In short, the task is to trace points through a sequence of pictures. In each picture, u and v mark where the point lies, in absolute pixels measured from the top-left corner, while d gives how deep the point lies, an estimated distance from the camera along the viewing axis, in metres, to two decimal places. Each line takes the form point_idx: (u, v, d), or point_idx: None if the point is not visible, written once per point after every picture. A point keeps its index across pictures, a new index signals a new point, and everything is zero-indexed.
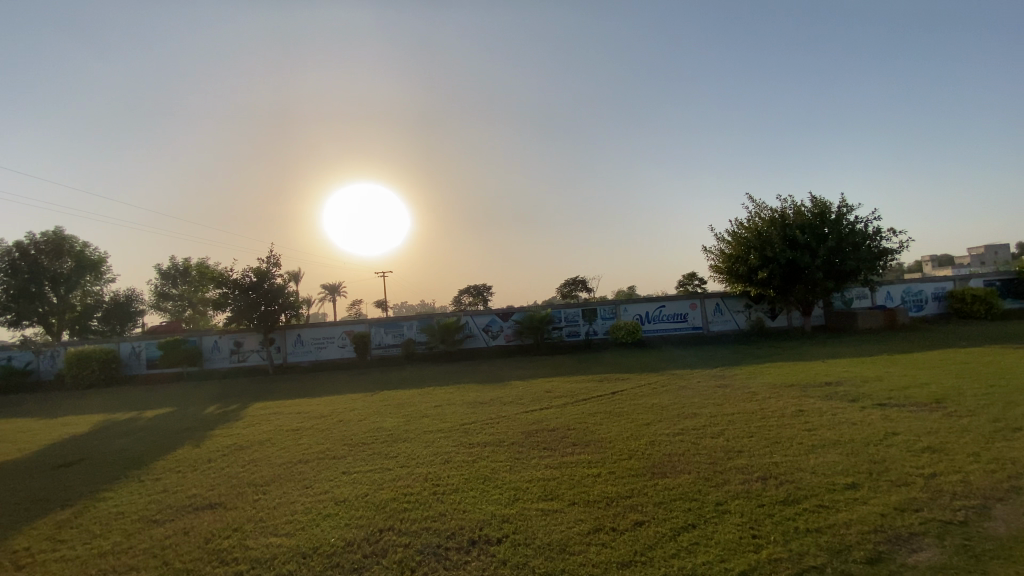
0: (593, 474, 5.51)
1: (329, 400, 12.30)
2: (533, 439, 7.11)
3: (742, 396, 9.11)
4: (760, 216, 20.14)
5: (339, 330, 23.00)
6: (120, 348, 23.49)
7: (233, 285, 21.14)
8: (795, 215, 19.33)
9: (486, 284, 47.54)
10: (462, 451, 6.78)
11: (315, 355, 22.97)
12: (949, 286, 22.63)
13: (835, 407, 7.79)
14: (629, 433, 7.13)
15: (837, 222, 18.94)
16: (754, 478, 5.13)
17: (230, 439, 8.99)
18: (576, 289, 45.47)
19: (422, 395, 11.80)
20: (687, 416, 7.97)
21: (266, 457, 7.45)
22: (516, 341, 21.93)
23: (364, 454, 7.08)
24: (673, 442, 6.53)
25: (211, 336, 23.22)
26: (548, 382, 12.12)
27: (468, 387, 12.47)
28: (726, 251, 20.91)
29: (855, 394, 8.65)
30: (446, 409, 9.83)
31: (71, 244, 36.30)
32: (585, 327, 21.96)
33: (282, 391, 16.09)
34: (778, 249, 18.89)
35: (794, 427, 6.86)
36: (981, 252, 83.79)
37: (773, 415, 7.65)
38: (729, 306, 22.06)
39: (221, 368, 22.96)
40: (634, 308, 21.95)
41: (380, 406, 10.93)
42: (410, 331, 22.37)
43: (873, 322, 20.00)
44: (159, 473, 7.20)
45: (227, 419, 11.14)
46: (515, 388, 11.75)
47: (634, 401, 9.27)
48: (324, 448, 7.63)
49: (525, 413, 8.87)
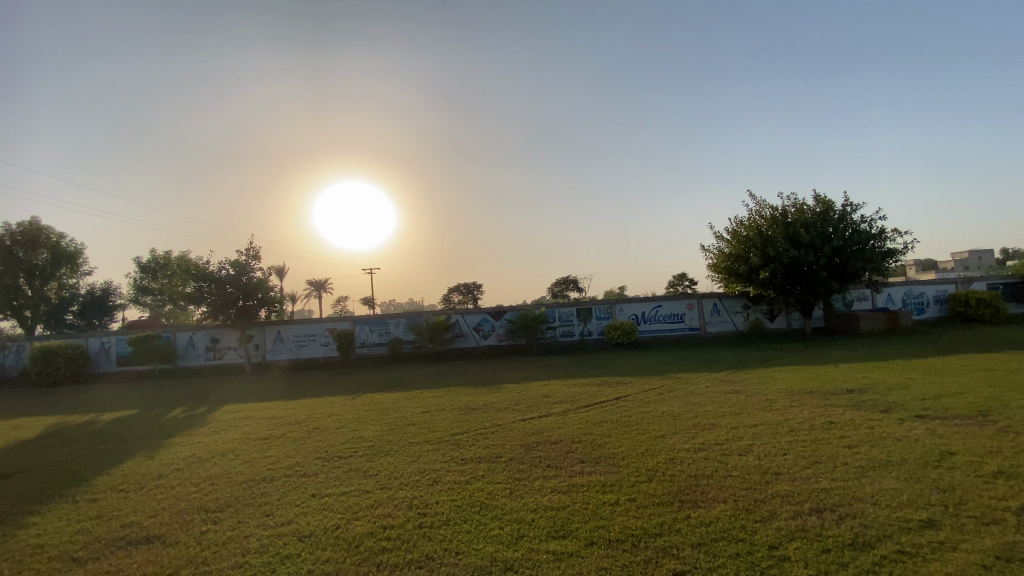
0: (609, 503, 4.60)
1: (308, 403, 11.28)
2: (534, 454, 6.19)
3: (760, 404, 8.31)
4: (761, 214, 19.47)
5: (322, 328, 21.88)
6: (88, 343, 22.11)
7: (209, 278, 19.96)
8: (798, 213, 18.66)
9: (477, 282, 46.54)
10: (453, 468, 5.86)
11: (295, 354, 21.83)
12: (950, 288, 22.26)
13: (869, 420, 7.00)
14: (644, 447, 6.26)
15: (842, 221, 18.30)
16: (806, 511, 4.30)
17: (189, 448, 7.95)
18: (568, 288, 44.72)
19: (408, 398, 10.85)
20: (704, 426, 7.14)
21: (226, 474, 6.44)
22: (508, 341, 21.01)
23: (339, 471, 6.12)
24: (697, 459, 5.68)
25: (185, 332, 21.94)
26: (545, 386, 11.24)
27: (458, 390, 11.53)
28: (726, 249, 20.23)
29: (885, 404, 7.91)
30: (435, 415, 8.91)
31: (48, 234, 34.15)
32: (580, 327, 21.12)
33: (259, 392, 15.02)
34: (781, 247, 18.21)
35: (831, 443, 6.06)
36: (965, 258, 84.87)
37: (802, 427, 6.83)
38: (727, 307, 21.34)
39: (196, 365, 21.77)
40: (631, 308, 21.18)
41: (362, 411, 9.96)
42: (397, 330, 21.36)
43: (876, 325, 19.45)
44: (99, 493, 6.15)
45: (191, 424, 10.04)
46: (509, 392, 10.85)
47: (642, 408, 8.43)
48: (294, 463, 6.65)
49: (523, 421, 7.97)
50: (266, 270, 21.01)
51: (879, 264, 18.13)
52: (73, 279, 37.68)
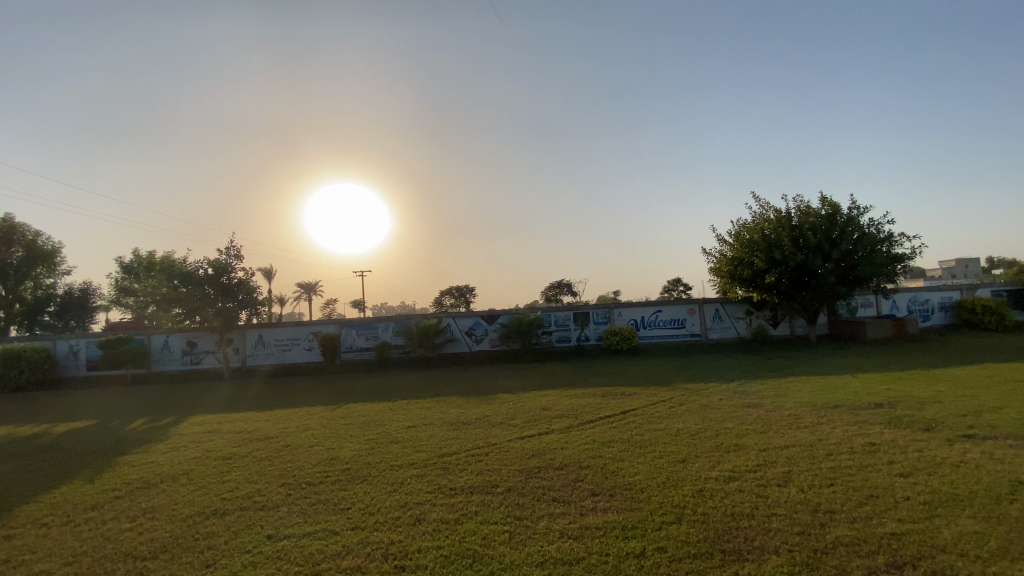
0: (634, 555, 3.71)
1: (283, 415, 10.30)
2: (536, 483, 5.28)
3: (786, 421, 7.45)
4: (766, 216, 18.77)
5: (306, 331, 20.83)
6: (56, 346, 20.91)
7: (186, 278, 18.90)
8: (805, 215, 17.96)
9: (469, 285, 45.58)
10: (441, 501, 4.93)
11: (278, 358, 20.75)
12: (955, 295, 21.72)
13: (915, 442, 6.17)
14: (664, 474, 5.37)
15: (851, 223, 17.60)
16: (881, 568, 3.44)
17: (139, 470, 6.97)
18: (562, 293, 43.90)
19: (393, 410, 9.89)
20: (728, 448, 6.28)
21: (171, 506, 5.46)
22: (501, 346, 20.12)
23: (305, 503, 5.18)
24: (729, 492, 4.81)
25: (161, 335, 20.81)
26: (543, 397, 10.33)
27: (448, 400, 10.59)
28: (729, 253, 19.51)
29: (925, 421, 7.10)
30: (423, 431, 7.98)
31: (23, 232, 32.84)
32: (577, 332, 20.28)
33: (235, 400, 14.02)
34: (788, 250, 17.47)
35: (881, 471, 5.22)
36: (953, 265, 85.50)
37: (840, 450, 6.00)
38: (729, 313, 20.59)
39: (172, 370, 20.62)
40: (629, 312, 20.38)
41: (341, 424, 9.01)
42: (385, 334, 20.39)
43: (883, 332, 18.79)
44: (16, 530, 5.17)
45: (149, 439, 9.02)
46: (504, 403, 9.94)
47: (653, 425, 7.57)
48: (254, 492, 5.69)
49: (521, 440, 7.05)
50: (247, 269, 19.98)
51: (887, 269, 17.49)
52: (50, 280, 36.27)
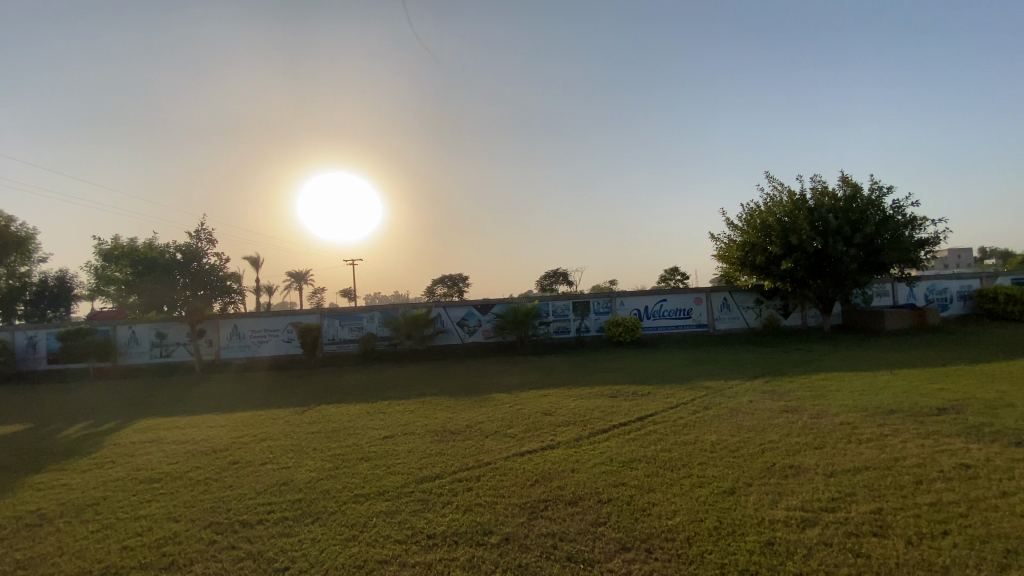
0: None
1: (243, 421, 8.88)
2: (543, 527, 3.96)
3: (841, 435, 6.16)
4: (781, 199, 17.40)
5: (285, 322, 19.32)
6: (14, 339, 19.31)
7: (153, 264, 17.37)
8: (824, 197, 16.62)
9: (462, 274, 44.12)
10: (414, 560, 3.60)
11: (254, 351, 19.28)
12: (975, 284, 20.63)
13: (1017, 463, 4.90)
14: (712, 515, 4.05)
15: (873, 205, 16.30)
16: None
17: (41, 497, 5.57)
18: (556, 282, 42.53)
19: (370, 414, 8.51)
20: (783, 475, 4.98)
21: (53, 560, 4.09)
22: (495, 338, 18.77)
23: (233, 560, 3.82)
24: (811, 546, 3.49)
25: (127, 326, 19.25)
26: (544, 398, 8.99)
27: (435, 401, 9.23)
28: (740, 238, 18.18)
29: (1013, 433, 5.82)
30: (402, 445, 6.61)
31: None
32: (576, 323, 18.97)
33: (201, 398, 12.65)
34: (807, 234, 16.15)
35: (1001, 512, 3.93)
36: (949, 255, 85.04)
37: (928, 475, 4.71)
38: (738, 302, 19.32)
39: (140, 363, 19.09)
40: (632, 301, 19.08)
41: (306, 433, 7.63)
42: (371, 325, 18.96)
43: (902, 323, 17.60)
44: None
45: (75, 450, 7.59)
46: (499, 405, 8.60)
47: (680, 437, 6.25)
48: (170, 539, 4.32)
49: (520, 458, 5.71)
50: (220, 255, 18.46)
51: (911, 256, 16.26)
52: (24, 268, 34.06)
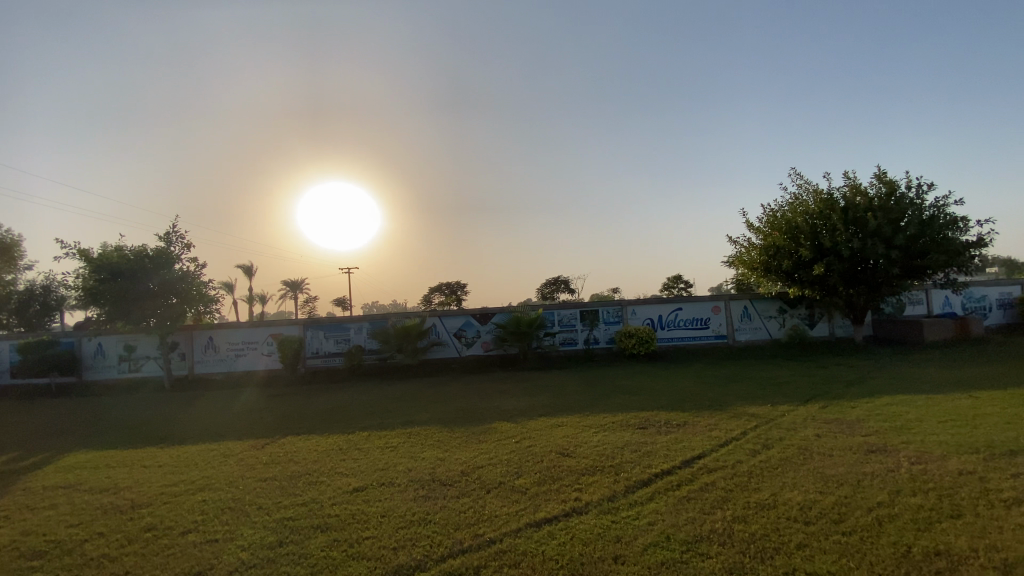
0: None
1: (188, 458, 7.21)
2: None
3: (968, 493, 4.54)
4: (809, 198, 15.87)
5: (265, 334, 17.63)
6: None
7: (118, 269, 15.71)
8: (858, 195, 15.10)
9: (461, 281, 42.43)
10: None
11: (231, 366, 17.58)
12: (1015, 291, 19.09)
13: None
14: None
15: (913, 204, 14.79)
16: None
17: None
18: (558, 291, 40.86)
19: (344, 452, 6.88)
20: (931, 572, 3.35)
21: None
22: (495, 350, 17.10)
23: None
24: None
25: (91, 338, 17.53)
26: (559, 430, 7.34)
27: (426, 433, 7.60)
28: (763, 241, 16.63)
29: None
30: (374, 503, 4.96)
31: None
32: (584, 334, 17.32)
33: (159, 421, 11.01)
34: (841, 236, 14.62)
35: None
36: None
37: None
38: (759, 311, 17.71)
39: (105, 379, 17.33)
40: (645, 310, 17.46)
41: (259, 479, 6.00)
42: (359, 337, 17.32)
43: (943, 334, 16.02)
44: None
45: None
46: (504, 439, 6.99)
47: (748, 498, 4.63)
48: None
49: (534, 534, 4.09)
50: (194, 259, 16.81)
51: (955, 259, 14.76)
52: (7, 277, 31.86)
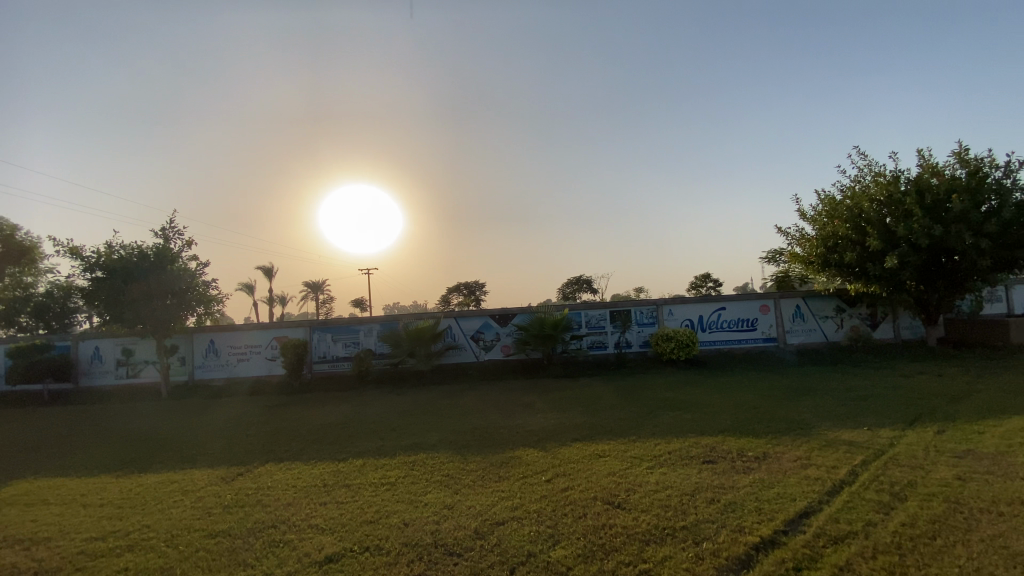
0: None
1: (141, 493, 5.84)
2: None
3: None
4: (875, 180, 13.81)
5: (269, 337, 16.41)
6: None
7: (113, 267, 14.63)
8: (937, 176, 12.99)
9: (479, 281, 41.06)
10: None
11: (233, 371, 16.42)
12: None
13: None
14: None
15: (1004, 186, 12.63)
16: None
17: None
18: (580, 291, 39.12)
19: (328, 492, 5.39)
20: None
21: None
22: (516, 355, 15.54)
23: None
24: None
25: (90, 341, 16.58)
26: (601, 463, 5.73)
27: (433, 463, 6.08)
28: (819, 231, 14.66)
29: None
30: None
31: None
32: (615, 337, 15.62)
33: (140, 436, 9.77)
34: (919, 223, 12.54)
35: None
36: None
37: None
38: (814, 310, 15.72)
39: (102, 385, 16.36)
40: (683, 310, 15.66)
41: (211, 533, 4.55)
42: (369, 340, 16.00)
43: None
44: None
45: None
46: (532, 475, 5.40)
47: None
48: None
49: None
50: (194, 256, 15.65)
51: None
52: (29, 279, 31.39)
